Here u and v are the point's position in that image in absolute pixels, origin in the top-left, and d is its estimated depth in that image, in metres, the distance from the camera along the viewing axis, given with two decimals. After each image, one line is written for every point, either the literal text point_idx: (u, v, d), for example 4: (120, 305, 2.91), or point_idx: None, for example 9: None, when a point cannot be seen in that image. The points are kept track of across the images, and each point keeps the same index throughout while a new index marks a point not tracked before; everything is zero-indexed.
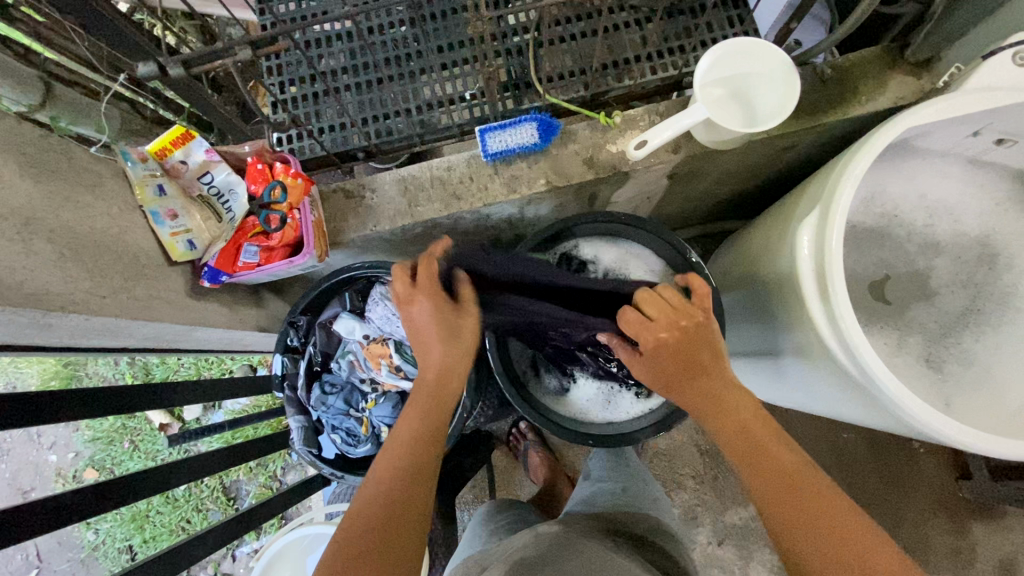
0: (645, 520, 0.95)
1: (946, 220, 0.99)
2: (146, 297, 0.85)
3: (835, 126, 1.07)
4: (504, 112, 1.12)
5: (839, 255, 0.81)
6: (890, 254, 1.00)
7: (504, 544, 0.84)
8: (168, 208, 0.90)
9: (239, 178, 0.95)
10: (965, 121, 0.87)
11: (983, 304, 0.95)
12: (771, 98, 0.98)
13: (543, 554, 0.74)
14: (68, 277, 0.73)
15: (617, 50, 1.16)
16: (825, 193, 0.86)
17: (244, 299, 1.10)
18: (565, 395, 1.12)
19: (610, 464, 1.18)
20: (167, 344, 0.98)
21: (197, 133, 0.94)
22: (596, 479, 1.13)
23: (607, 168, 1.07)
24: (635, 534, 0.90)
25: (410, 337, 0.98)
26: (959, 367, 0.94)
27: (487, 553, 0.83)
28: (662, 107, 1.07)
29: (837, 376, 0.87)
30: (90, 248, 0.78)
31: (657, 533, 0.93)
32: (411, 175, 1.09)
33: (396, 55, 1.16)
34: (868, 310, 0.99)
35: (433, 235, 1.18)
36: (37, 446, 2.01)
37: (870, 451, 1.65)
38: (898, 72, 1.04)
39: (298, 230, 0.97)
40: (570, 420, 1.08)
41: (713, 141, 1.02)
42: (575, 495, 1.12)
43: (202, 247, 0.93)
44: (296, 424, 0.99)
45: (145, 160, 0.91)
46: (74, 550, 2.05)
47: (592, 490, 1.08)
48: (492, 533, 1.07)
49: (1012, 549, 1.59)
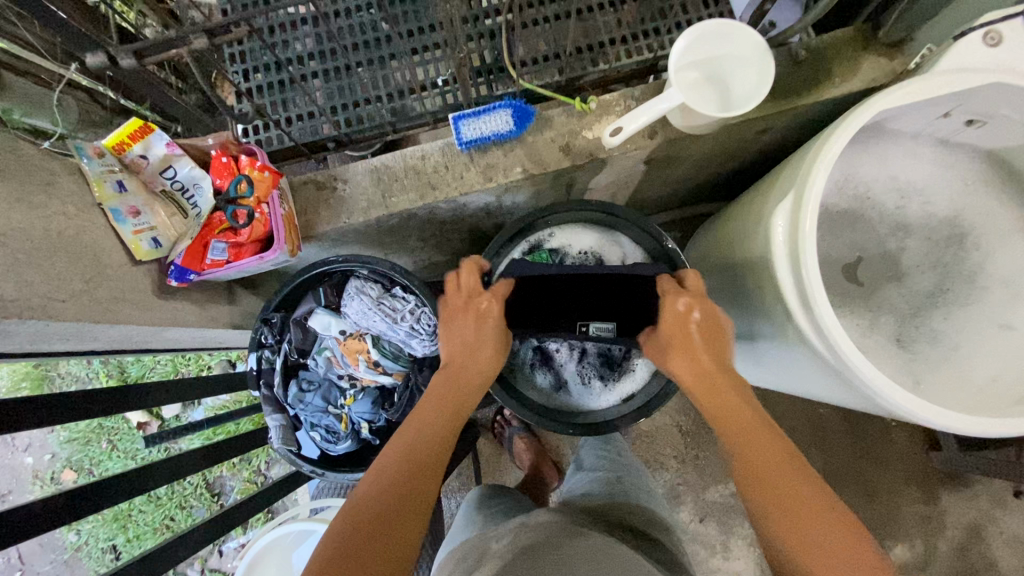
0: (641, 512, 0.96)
1: (917, 201, 1.00)
2: (110, 299, 0.82)
3: (809, 109, 1.07)
4: (477, 98, 1.10)
5: (811, 238, 0.81)
6: (863, 236, 1.01)
7: (497, 533, 0.83)
8: (129, 206, 0.88)
9: (203, 173, 0.92)
10: (936, 103, 0.87)
11: (952, 283, 0.97)
12: (746, 81, 0.97)
13: (536, 534, 0.76)
14: (23, 282, 0.70)
15: (591, 33, 1.13)
16: (800, 175, 0.86)
17: (216, 296, 1.08)
18: (554, 390, 1.11)
19: (603, 453, 1.19)
20: (136, 345, 0.95)
21: (155, 125, 0.90)
22: (590, 468, 1.14)
23: (583, 155, 1.06)
24: (621, 519, 0.91)
25: (387, 332, 0.95)
26: (929, 346, 0.96)
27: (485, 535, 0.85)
28: (636, 91, 1.06)
29: (810, 358, 0.89)
30: (46, 250, 0.74)
31: (650, 523, 0.94)
32: (384, 165, 1.07)
33: (365, 40, 1.13)
34: (842, 292, 1.00)
35: (409, 225, 1.17)
36: (11, 449, 1.96)
37: (846, 426, 1.70)
38: (870, 53, 1.05)
39: (268, 226, 0.93)
40: (557, 414, 1.09)
41: (689, 126, 1.00)
42: (571, 486, 1.13)
43: (168, 245, 0.92)
44: (274, 423, 0.96)
45: (101, 156, 0.87)
46: (56, 551, 2.02)
47: (588, 481, 1.08)
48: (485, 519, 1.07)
49: (980, 515, 1.66)
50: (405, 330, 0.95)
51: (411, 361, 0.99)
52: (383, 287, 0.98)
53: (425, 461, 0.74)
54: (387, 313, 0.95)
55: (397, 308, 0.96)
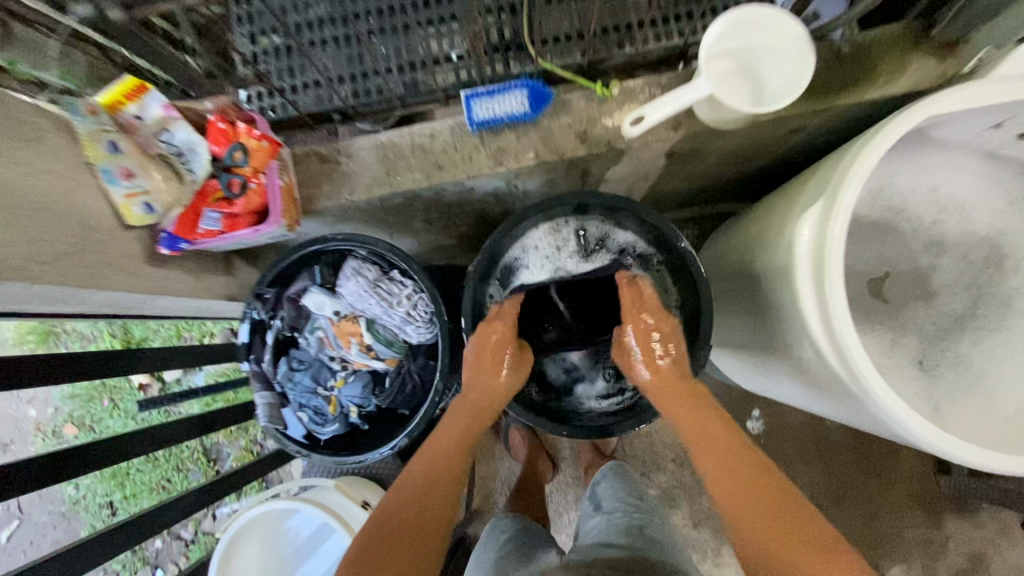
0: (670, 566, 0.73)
1: (956, 216, 0.93)
2: (95, 264, 0.79)
3: (849, 109, 0.99)
4: (492, 77, 1.04)
5: (839, 252, 0.75)
6: (893, 250, 0.94)
7: None
8: (122, 168, 0.83)
9: (200, 139, 0.88)
10: (988, 113, 0.80)
11: (983, 308, 0.90)
12: (783, 70, 0.90)
13: None
14: (2, 242, 0.67)
15: (620, 13, 1.06)
16: (831, 182, 0.80)
17: (211, 266, 1.05)
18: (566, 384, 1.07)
19: (625, 485, 0.97)
20: (126, 310, 0.94)
21: (151, 85, 0.86)
22: (601, 509, 0.91)
23: (600, 144, 1.00)
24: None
25: (382, 315, 0.92)
26: (952, 371, 0.90)
27: None
28: (663, 79, 0.99)
29: (826, 378, 0.84)
30: (28, 209, 0.71)
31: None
32: (391, 142, 1.02)
33: (380, 7, 1.07)
34: (864, 308, 0.94)
35: (415, 206, 1.13)
36: (16, 401, 1.97)
37: (853, 444, 1.64)
38: (921, 52, 0.97)
39: (264, 197, 0.90)
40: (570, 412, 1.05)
41: (717, 119, 0.94)
42: (586, 527, 0.91)
43: (160, 212, 0.87)
44: (262, 400, 0.93)
45: (96, 114, 0.82)
46: (55, 503, 2.05)
47: (604, 524, 0.86)
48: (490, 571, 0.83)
49: (984, 545, 1.60)
50: (400, 316, 0.92)
51: (405, 349, 0.96)
52: (381, 270, 0.94)
53: (429, 504, 0.78)
54: (383, 297, 0.91)
55: (393, 293, 0.92)
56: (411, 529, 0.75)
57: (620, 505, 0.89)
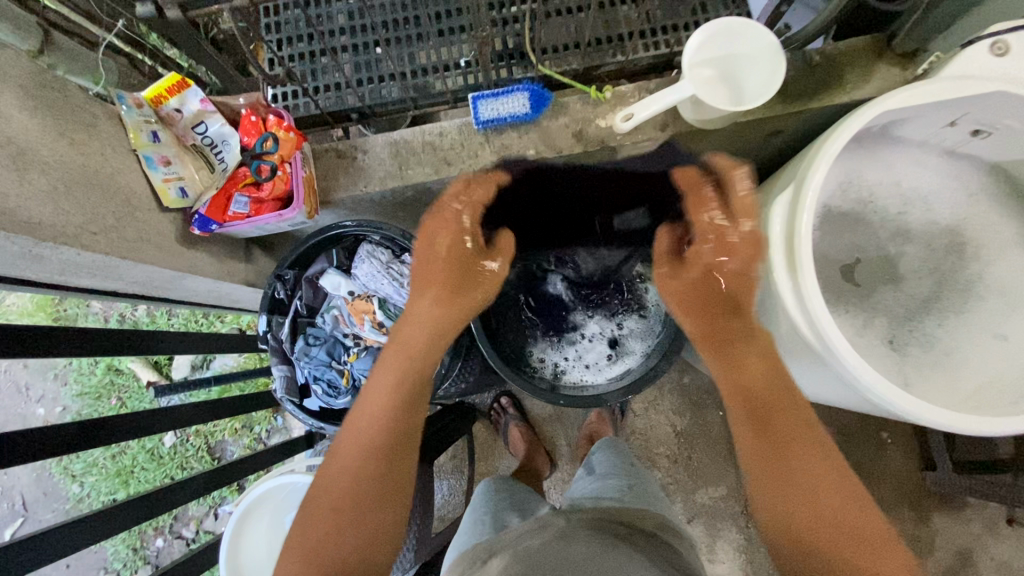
0: (652, 517, 0.88)
1: (919, 208, 1.01)
2: (136, 238, 0.87)
3: (820, 113, 1.10)
4: (496, 82, 1.14)
5: (807, 233, 0.84)
6: (862, 238, 1.03)
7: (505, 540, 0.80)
8: (161, 155, 0.93)
9: (232, 130, 0.98)
10: (941, 110, 0.89)
11: (947, 291, 0.98)
12: (759, 75, 1.00)
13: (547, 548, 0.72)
14: (60, 210, 0.75)
15: (613, 26, 1.17)
16: (800, 171, 0.89)
17: (234, 252, 1.13)
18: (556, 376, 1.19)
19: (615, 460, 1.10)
20: (156, 289, 1.01)
21: (191, 82, 0.95)
22: (597, 487, 1.00)
23: (596, 142, 1.09)
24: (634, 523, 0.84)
25: (394, 295, 1.00)
26: (920, 349, 0.97)
27: (501, 540, 0.82)
28: (652, 84, 1.09)
29: (802, 351, 0.92)
30: (82, 184, 0.79)
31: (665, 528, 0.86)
32: (403, 139, 1.11)
33: (394, 19, 1.18)
34: (838, 292, 1.01)
35: (423, 201, 1.21)
36: (26, 398, 2.02)
37: (841, 441, 1.69)
38: (883, 62, 1.07)
39: (288, 183, 0.98)
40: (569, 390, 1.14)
41: (700, 119, 1.04)
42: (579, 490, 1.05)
43: (194, 196, 0.96)
44: (279, 374, 1.01)
45: (141, 106, 0.92)
46: (58, 501, 2.07)
47: (598, 486, 1.00)
48: (492, 520, 0.96)
49: (971, 541, 1.64)
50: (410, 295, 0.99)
51: None
52: (393, 253, 1.02)
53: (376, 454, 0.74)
54: (395, 277, 0.99)
55: (405, 274, 1.00)
56: (372, 478, 0.72)
57: (615, 484, 0.99)
